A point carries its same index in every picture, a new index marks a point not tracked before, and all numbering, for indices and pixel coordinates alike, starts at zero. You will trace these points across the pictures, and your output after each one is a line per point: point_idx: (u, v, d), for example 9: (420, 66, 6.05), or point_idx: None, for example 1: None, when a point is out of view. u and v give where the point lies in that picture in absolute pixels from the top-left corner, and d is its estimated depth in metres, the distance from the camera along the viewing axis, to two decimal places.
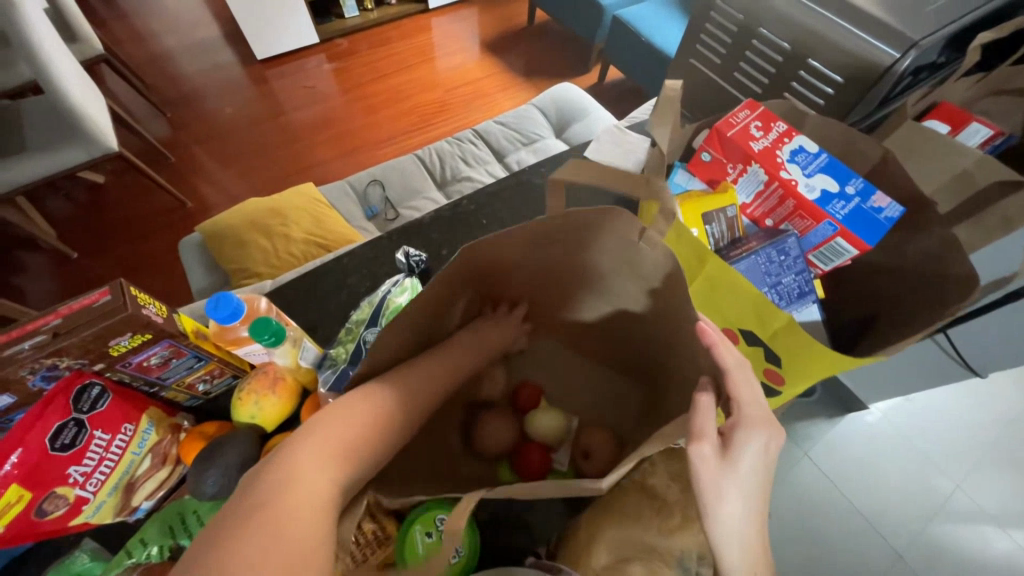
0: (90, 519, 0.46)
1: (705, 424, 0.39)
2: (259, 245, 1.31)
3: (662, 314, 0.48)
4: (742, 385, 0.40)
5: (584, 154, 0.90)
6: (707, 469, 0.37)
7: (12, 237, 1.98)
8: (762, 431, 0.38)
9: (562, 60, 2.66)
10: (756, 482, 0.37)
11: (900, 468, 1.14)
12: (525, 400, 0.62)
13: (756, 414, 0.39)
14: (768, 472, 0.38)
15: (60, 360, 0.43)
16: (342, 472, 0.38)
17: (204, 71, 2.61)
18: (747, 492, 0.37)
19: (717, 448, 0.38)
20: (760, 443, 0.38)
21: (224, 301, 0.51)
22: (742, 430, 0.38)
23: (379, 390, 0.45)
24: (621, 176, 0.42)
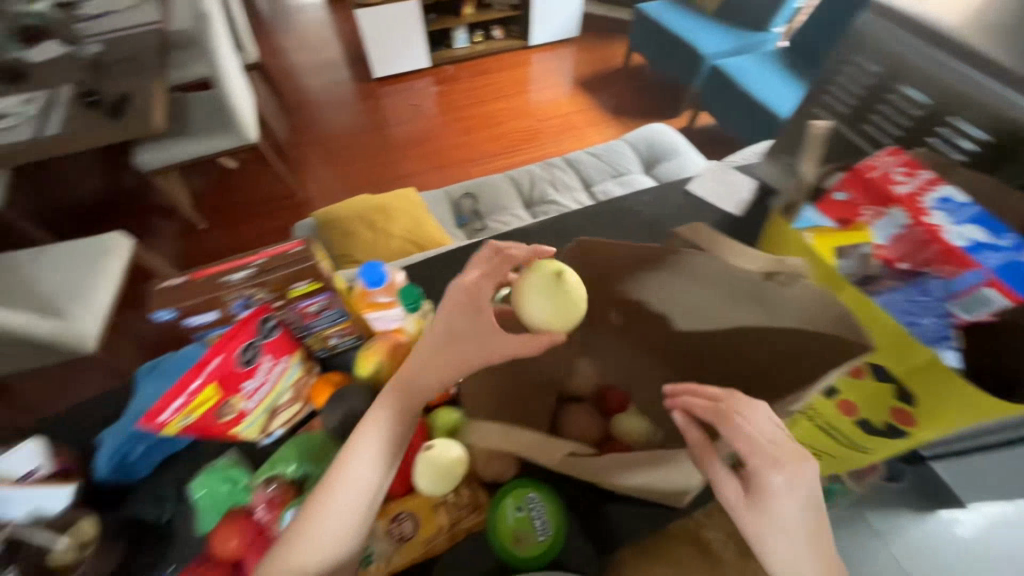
0: (245, 429, 0.55)
1: (724, 475, 0.43)
2: (361, 236, 1.46)
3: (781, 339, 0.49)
4: (738, 435, 0.41)
5: (686, 188, 0.94)
6: (746, 516, 0.41)
7: (155, 204, 2.32)
8: (784, 469, 0.40)
9: (652, 103, 2.73)
10: (802, 513, 0.40)
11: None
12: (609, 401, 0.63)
13: (769, 455, 0.41)
14: (812, 497, 0.41)
15: (257, 292, 0.52)
16: (327, 546, 0.44)
17: (328, 83, 2.97)
18: (802, 520, 0.40)
19: (738, 487, 0.42)
20: (792, 476, 0.40)
21: (373, 269, 0.61)
22: (769, 469, 0.40)
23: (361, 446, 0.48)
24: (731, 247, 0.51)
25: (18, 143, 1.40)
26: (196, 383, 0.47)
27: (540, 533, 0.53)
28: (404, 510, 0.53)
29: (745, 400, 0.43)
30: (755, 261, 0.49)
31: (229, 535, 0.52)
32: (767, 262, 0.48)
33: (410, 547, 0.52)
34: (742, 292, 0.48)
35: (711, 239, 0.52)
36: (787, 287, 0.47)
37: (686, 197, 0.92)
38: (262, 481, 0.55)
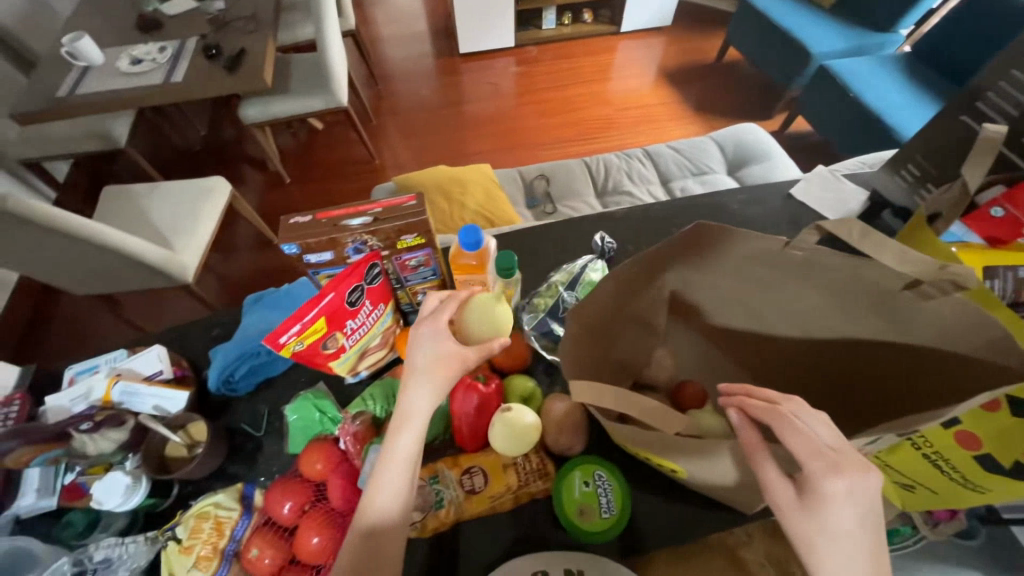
0: (338, 366, 0.59)
1: (778, 476, 0.39)
2: (437, 205, 1.50)
3: (909, 355, 0.46)
4: (792, 439, 0.38)
5: (789, 192, 0.88)
6: (795, 520, 0.38)
7: (248, 155, 2.50)
8: (845, 476, 0.36)
9: (743, 102, 2.57)
10: (861, 529, 0.36)
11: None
12: (688, 395, 0.58)
13: (825, 460, 0.37)
14: (874, 510, 0.36)
15: (369, 239, 0.54)
16: (390, 496, 0.46)
17: (413, 55, 3.04)
18: (861, 538, 0.36)
19: (795, 493, 0.38)
20: (853, 481, 0.36)
21: (472, 232, 0.60)
22: (828, 469, 0.37)
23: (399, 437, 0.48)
24: (899, 251, 0.38)
25: (150, 86, 1.56)
26: (311, 314, 0.51)
27: (606, 510, 0.54)
28: (476, 465, 0.55)
29: (803, 405, 0.41)
30: (910, 265, 0.38)
31: (314, 457, 0.56)
32: (932, 267, 0.37)
33: (477, 500, 0.54)
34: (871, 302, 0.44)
35: (864, 236, 0.38)
36: (926, 301, 0.40)
37: (787, 201, 0.87)
38: (355, 413, 0.60)
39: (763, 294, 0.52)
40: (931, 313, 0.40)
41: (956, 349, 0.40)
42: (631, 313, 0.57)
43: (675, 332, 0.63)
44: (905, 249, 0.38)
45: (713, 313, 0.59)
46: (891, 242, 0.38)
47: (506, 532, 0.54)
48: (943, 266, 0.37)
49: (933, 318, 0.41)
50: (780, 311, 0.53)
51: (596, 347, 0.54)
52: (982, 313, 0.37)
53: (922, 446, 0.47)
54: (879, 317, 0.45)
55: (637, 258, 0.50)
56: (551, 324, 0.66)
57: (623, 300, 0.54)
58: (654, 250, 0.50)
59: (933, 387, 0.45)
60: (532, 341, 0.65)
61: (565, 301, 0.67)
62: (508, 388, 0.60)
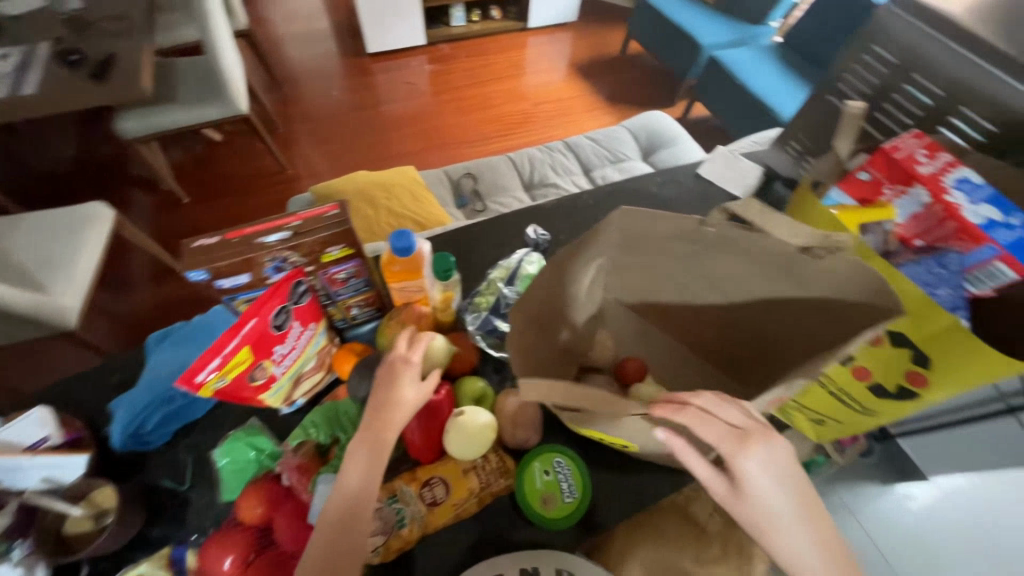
0: (270, 397, 0.55)
1: (703, 466, 0.43)
2: (363, 213, 1.43)
3: (811, 309, 0.52)
4: (706, 430, 0.42)
5: (697, 171, 0.96)
6: (731, 503, 0.42)
7: (134, 175, 2.21)
8: (755, 451, 0.41)
9: (648, 92, 2.74)
10: (785, 489, 0.41)
11: (952, 551, 1.10)
12: (627, 371, 0.61)
13: (736, 441, 0.41)
14: (788, 469, 0.42)
15: (292, 255, 0.50)
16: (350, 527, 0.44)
17: (317, 56, 2.86)
18: (785, 496, 0.41)
19: (719, 479, 0.42)
20: (761, 454, 0.41)
21: (404, 236, 0.59)
22: (738, 448, 0.41)
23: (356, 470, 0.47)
24: (791, 225, 0.45)
25: None
26: (232, 345, 0.46)
27: (568, 494, 0.55)
28: (435, 476, 0.54)
29: (710, 395, 0.44)
30: (800, 235, 0.45)
31: (253, 501, 0.51)
32: (816, 237, 0.44)
33: (440, 511, 0.53)
34: (777, 265, 0.49)
35: (759, 210, 0.46)
36: (819, 259, 0.45)
37: (697, 180, 0.95)
38: (296, 446, 0.55)
39: (686, 269, 0.56)
40: (825, 269, 0.46)
41: (848, 297, 0.47)
42: (571, 303, 0.58)
43: (612, 315, 0.66)
44: (794, 223, 0.45)
45: (644, 292, 0.63)
46: (780, 218, 0.46)
47: (474, 536, 0.54)
48: (824, 233, 0.44)
49: (827, 274, 0.46)
50: (703, 283, 0.57)
51: (541, 339, 0.55)
52: (863, 264, 0.43)
53: (828, 386, 0.53)
54: (784, 278, 0.51)
55: (573, 248, 0.52)
56: (495, 321, 0.65)
57: (562, 291, 0.56)
58: (580, 240, 0.52)
59: (832, 330, 0.52)
60: (476, 340, 0.65)
61: (506, 297, 0.67)
62: (460, 389, 0.59)
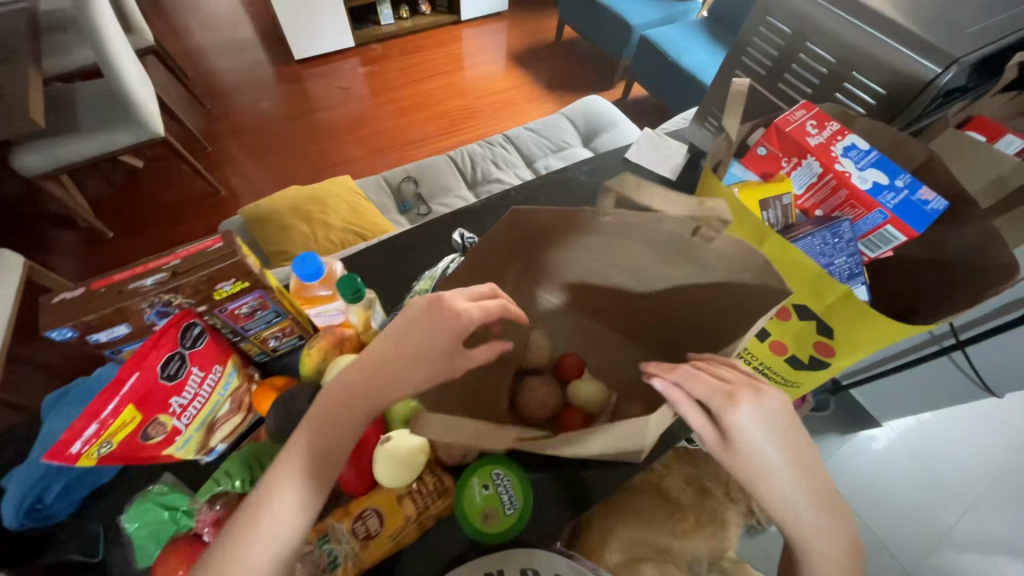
0: (178, 451, 0.50)
1: (697, 419, 0.37)
2: (298, 230, 1.36)
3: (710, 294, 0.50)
4: (693, 384, 0.37)
5: (625, 156, 0.96)
6: (726, 459, 0.36)
7: (51, 213, 2.04)
8: (747, 401, 0.36)
9: (588, 76, 2.74)
10: (779, 442, 0.36)
11: (906, 486, 1.16)
12: (567, 366, 0.62)
13: (723, 390, 0.36)
14: (784, 422, 0.36)
15: (175, 298, 0.46)
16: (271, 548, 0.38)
17: (242, 67, 2.71)
18: (779, 450, 0.35)
19: (719, 440, 0.37)
20: (750, 410, 0.36)
21: (309, 260, 0.56)
22: (728, 401, 0.36)
23: (278, 491, 0.39)
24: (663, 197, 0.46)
25: None
26: (110, 407, 0.42)
27: (509, 506, 0.54)
28: (369, 507, 0.51)
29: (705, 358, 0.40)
30: (675, 205, 0.46)
31: (172, 565, 0.47)
32: (693, 206, 0.45)
33: (377, 543, 0.50)
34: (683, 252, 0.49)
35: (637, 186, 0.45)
36: (711, 244, 0.45)
37: (625, 164, 0.94)
38: (209, 501, 0.51)
39: (604, 261, 0.55)
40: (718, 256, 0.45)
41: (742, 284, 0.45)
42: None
43: (545, 311, 0.65)
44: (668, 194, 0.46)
45: (570, 288, 0.62)
46: (658, 192, 0.46)
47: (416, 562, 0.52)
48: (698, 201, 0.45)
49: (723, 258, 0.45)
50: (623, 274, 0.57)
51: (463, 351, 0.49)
52: (748, 249, 0.42)
53: (752, 362, 0.54)
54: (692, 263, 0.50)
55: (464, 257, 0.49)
56: None
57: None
58: (476, 246, 0.49)
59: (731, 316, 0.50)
60: None
61: None
62: (389, 413, 0.56)
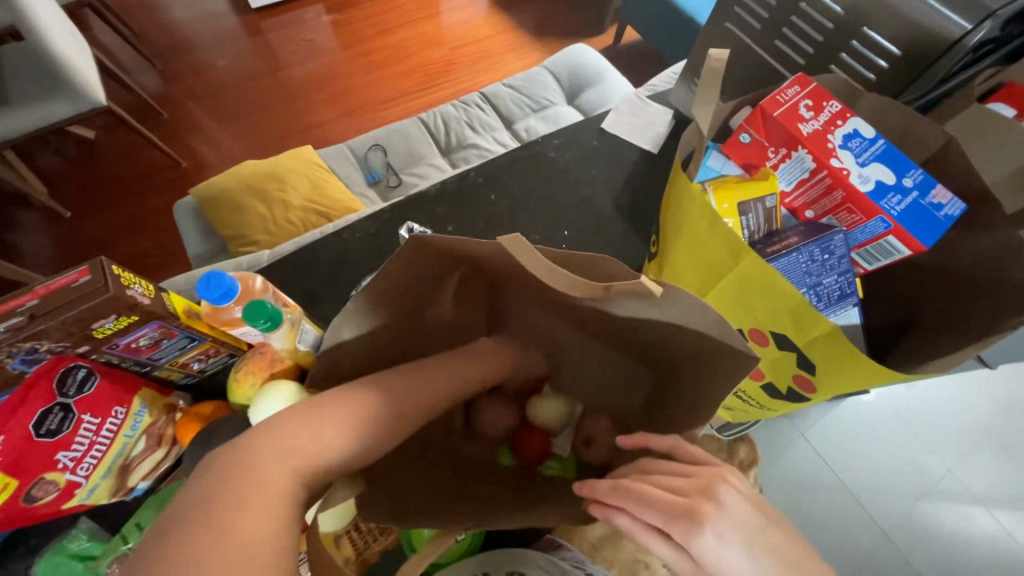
0: (84, 501, 0.45)
1: (660, 545, 0.32)
2: (255, 211, 1.26)
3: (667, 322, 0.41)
4: (646, 508, 0.32)
5: (601, 126, 0.85)
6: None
7: (3, 193, 1.92)
8: (706, 519, 0.30)
9: (577, 19, 2.49)
10: (769, 563, 0.28)
11: (886, 440, 1.09)
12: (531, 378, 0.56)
13: (676, 507, 0.31)
14: (759, 533, 0.29)
15: (40, 343, 0.40)
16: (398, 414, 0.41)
17: (194, 19, 2.45)
18: (769, 569, 0.28)
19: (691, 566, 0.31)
20: (713, 529, 0.29)
21: (217, 280, 0.48)
22: (690, 525, 0.30)
23: (374, 387, 0.41)
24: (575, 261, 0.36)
25: None
26: None
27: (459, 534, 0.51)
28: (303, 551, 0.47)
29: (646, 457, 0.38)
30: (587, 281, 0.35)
31: None
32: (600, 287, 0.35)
33: None
34: None
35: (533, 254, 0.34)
36: None
37: (601, 136, 0.84)
38: (119, 558, 0.45)
39: None
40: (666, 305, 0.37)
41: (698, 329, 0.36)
42: (430, 333, 0.49)
43: None
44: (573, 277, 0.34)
45: None
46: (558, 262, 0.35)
47: None
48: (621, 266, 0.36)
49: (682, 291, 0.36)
50: None
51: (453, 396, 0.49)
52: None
53: None
54: None
55: (382, 277, 0.39)
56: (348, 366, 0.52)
57: (408, 319, 0.46)
58: (386, 270, 0.39)
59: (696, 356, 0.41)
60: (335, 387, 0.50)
61: None
62: None
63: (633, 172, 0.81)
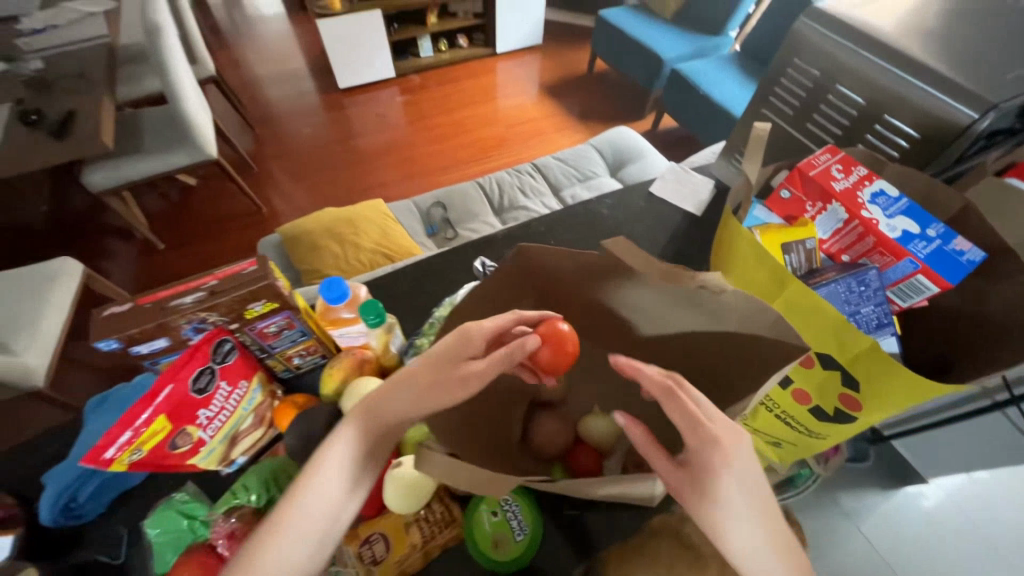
0: (202, 461, 0.52)
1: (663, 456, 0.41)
2: (331, 250, 1.42)
3: (718, 341, 0.47)
4: (675, 411, 0.40)
5: (649, 190, 0.96)
6: (682, 492, 0.40)
7: (110, 225, 2.21)
8: (714, 441, 0.39)
9: (618, 107, 2.78)
10: (738, 485, 0.38)
11: (954, 548, 1.02)
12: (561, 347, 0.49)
13: (694, 433, 0.39)
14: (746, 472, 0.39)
15: (210, 315, 0.50)
16: (310, 538, 0.41)
17: (291, 95, 2.90)
18: (738, 489, 0.38)
19: (678, 469, 0.40)
20: (715, 451, 0.38)
21: (336, 284, 0.59)
22: (701, 439, 0.39)
23: (274, 537, 0.40)
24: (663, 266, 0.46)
25: None
26: (145, 415, 0.45)
27: (519, 531, 0.54)
28: (376, 531, 0.51)
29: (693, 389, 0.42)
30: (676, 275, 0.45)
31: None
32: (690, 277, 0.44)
33: (382, 569, 0.50)
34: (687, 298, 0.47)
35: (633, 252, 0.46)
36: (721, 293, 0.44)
37: (649, 199, 0.95)
38: (224, 513, 0.51)
39: None
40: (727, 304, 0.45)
41: (751, 331, 0.44)
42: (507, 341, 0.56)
43: None
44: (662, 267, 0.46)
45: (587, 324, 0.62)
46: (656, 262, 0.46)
47: None
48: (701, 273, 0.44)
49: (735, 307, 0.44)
50: None
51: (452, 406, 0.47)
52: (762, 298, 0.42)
53: (773, 408, 0.53)
54: (698, 308, 0.47)
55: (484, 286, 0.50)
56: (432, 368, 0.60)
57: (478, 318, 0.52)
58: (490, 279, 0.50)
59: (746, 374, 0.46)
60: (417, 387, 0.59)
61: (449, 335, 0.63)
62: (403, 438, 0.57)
63: (679, 230, 0.90)
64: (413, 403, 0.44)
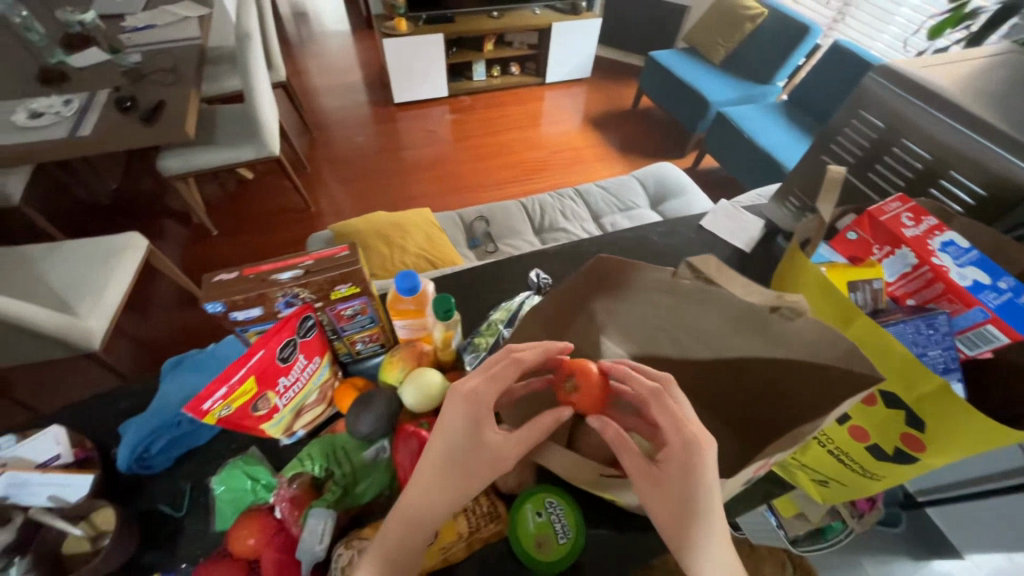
0: (272, 427, 0.56)
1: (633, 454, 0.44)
2: (378, 250, 1.49)
3: (778, 369, 0.49)
4: (659, 412, 0.44)
5: (699, 223, 0.99)
6: (646, 493, 0.44)
7: (170, 208, 2.36)
8: (693, 445, 0.43)
9: (660, 144, 2.84)
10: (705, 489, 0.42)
11: None
12: (586, 390, 0.48)
13: (675, 436, 0.43)
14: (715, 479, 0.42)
15: (302, 291, 0.54)
16: None
17: (348, 104, 3.08)
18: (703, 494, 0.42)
19: (648, 467, 0.44)
20: (695, 452, 0.42)
21: (409, 277, 0.62)
22: (685, 441, 0.43)
23: None
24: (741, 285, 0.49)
25: (53, 141, 1.48)
26: (239, 375, 0.48)
27: (562, 534, 0.55)
28: None
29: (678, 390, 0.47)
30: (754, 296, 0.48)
31: (246, 531, 0.51)
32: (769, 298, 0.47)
33: (429, 555, 0.51)
34: (754, 324, 0.49)
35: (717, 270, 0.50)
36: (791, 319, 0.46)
37: (699, 231, 0.97)
38: (291, 476, 0.56)
39: None
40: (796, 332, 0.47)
41: (816, 361, 0.45)
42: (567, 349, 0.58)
43: None
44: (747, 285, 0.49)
45: None
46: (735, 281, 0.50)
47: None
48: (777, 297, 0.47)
49: (803, 337, 0.46)
50: None
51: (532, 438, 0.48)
52: (830, 330, 0.44)
53: (826, 444, 0.53)
54: (764, 334, 0.49)
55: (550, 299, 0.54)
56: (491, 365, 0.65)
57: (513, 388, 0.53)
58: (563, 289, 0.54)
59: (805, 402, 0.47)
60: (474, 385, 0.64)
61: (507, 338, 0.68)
62: None
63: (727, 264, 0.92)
64: (432, 495, 0.45)
